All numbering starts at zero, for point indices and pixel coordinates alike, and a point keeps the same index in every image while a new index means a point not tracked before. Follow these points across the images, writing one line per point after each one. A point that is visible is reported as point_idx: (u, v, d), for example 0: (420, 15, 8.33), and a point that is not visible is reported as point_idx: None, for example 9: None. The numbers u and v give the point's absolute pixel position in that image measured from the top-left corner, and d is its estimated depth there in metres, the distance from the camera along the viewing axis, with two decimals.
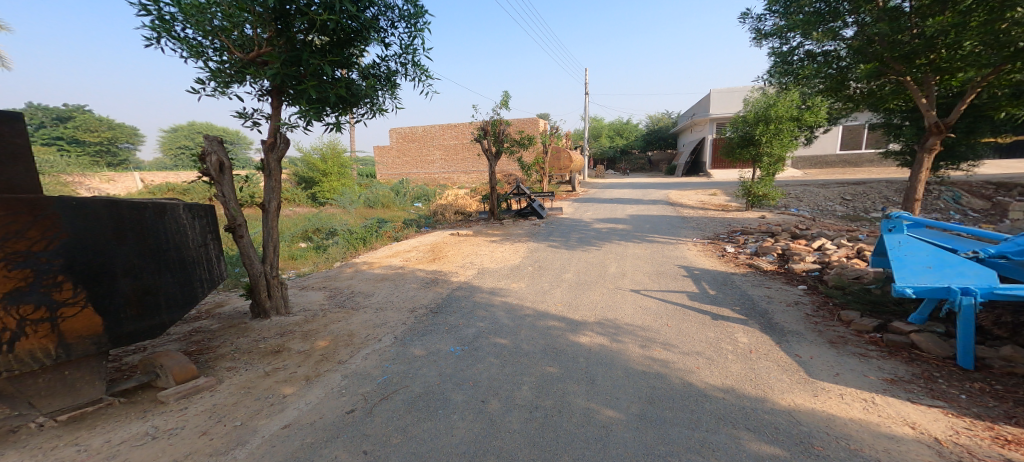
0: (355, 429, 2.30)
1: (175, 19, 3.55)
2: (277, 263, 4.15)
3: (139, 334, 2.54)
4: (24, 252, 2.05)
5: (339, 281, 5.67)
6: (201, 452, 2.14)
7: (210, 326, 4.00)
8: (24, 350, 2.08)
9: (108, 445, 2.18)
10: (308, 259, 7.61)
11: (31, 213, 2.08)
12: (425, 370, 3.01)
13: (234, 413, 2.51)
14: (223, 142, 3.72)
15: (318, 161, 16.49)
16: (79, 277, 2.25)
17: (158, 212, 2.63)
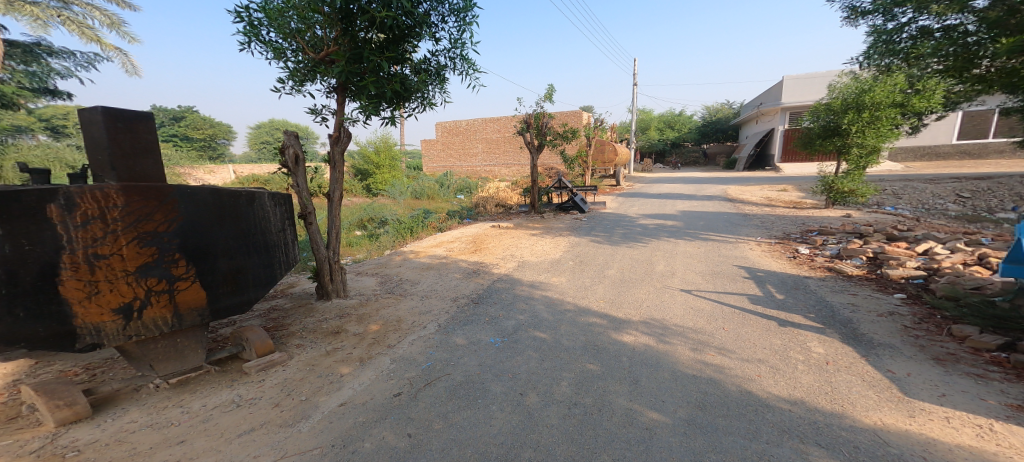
0: (401, 412, 2.43)
1: (262, 23, 3.88)
2: (339, 250, 4.43)
3: (232, 308, 2.84)
4: (152, 233, 2.34)
5: (389, 268, 5.95)
6: (273, 421, 2.36)
7: (282, 306, 4.39)
8: (149, 318, 2.42)
9: (203, 409, 2.49)
10: (362, 246, 8.09)
11: (158, 198, 2.35)
12: (465, 359, 3.10)
13: (301, 388, 2.74)
14: (300, 136, 4.00)
15: (373, 154, 17.44)
16: (191, 256, 2.55)
17: (250, 201, 2.87)
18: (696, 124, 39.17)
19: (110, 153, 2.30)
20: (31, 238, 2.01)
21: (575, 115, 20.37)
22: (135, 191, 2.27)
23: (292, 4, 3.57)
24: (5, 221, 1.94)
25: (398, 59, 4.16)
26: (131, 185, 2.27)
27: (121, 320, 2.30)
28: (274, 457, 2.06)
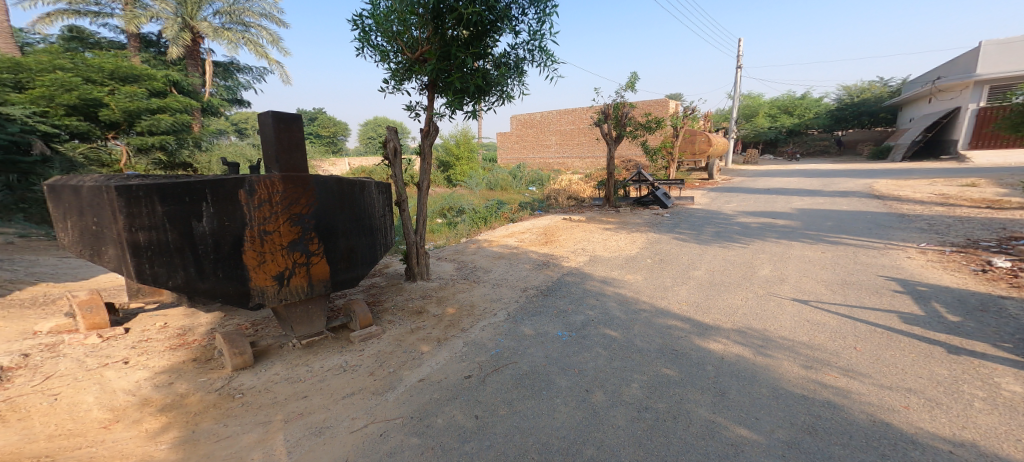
0: (471, 394, 2.56)
1: (370, 29, 4.31)
2: (425, 235, 4.78)
3: (347, 281, 3.23)
4: (298, 214, 2.77)
5: (465, 255, 6.25)
6: (369, 388, 2.66)
7: (380, 284, 4.89)
8: (294, 285, 2.86)
9: (321, 370, 2.90)
10: (441, 233, 8.63)
11: (303, 185, 2.77)
12: (532, 349, 3.14)
13: (390, 360, 3.04)
14: (398, 130, 4.37)
15: (454, 146, 18.42)
16: (323, 236, 2.96)
17: (361, 189, 3.24)
18: (823, 108, 33.54)
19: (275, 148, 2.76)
20: (228, 216, 2.49)
21: (661, 104, 18.95)
22: (292, 179, 2.71)
23: (393, 8, 3.90)
24: (214, 201, 2.42)
25: (481, 54, 4.28)
26: (289, 174, 2.71)
27: (276, 285, 2.77)
28: (367, 420, 2.32)
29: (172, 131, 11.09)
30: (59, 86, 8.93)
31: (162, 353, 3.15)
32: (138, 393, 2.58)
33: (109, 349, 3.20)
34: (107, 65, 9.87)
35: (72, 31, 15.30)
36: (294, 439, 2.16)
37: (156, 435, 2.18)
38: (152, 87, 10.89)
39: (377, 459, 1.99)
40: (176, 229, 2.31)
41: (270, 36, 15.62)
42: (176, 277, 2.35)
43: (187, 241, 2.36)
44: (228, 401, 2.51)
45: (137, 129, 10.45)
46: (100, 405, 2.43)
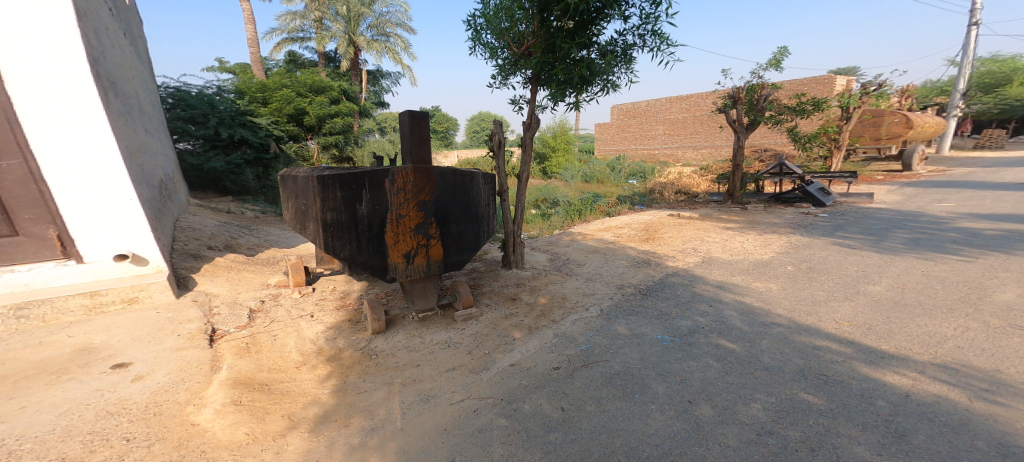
0: (560, 385, 2.59)
1: (482, 27, 4.55)
2: (522, 225, 4.91)
3: (458, 263, 3.49)
4: (423, 202, 3.09)
5: (558, 247, 6.26)
6: (467, 366, 2.86)
7: (480, 268, 5.20)
8: (417, 264, 3.22)
9: (431, 344, 3.21)
10: (535, 223, 8.78)
11: (428, 176, 3.08)
12: (626, 350, 3.01)
13: (486, 342, 3.22)
14: (503, 123, 4.54)
15: (550, 138, 18.47)
16: (441, 221, 3.25)
17: (473, 180, 3.45)
18: None
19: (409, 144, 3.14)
20: (377, 201, 2.93)
21: (824, 82, 15.97)
22: (420, 170, 3.02)
23: (502, 5, 4.04)
24: (369, 189, 2.89)
25: (587, 43, 4.18)
26: (419, 166, 3.02)
27: (404, 263, 3.14)
28: (465, 396, 2.51)
29: (342, 132, 13.98)
30: (286, 102, 12.54)
31: (332, 310, 3.85)
32: (318, 343, 3.21)
33: (300, 302, 4.03)
34: (308, 80, 13.17)
35: (289, 56, 19.27)
36: (407, 403, 2.44)
37: (324, 380, 2.69)
38: (333, 96, 13.96)
39: (470, 434, 2.14)
40: (347, 211, 2.86)
41: (403, 43, 17.52)
42: (345, 250, 2.89)
43: (353, 221, 2.89)
44: (367, 360, 2.96)
45: (324, 131, 13.48)
46: (295, 348, 3.10)
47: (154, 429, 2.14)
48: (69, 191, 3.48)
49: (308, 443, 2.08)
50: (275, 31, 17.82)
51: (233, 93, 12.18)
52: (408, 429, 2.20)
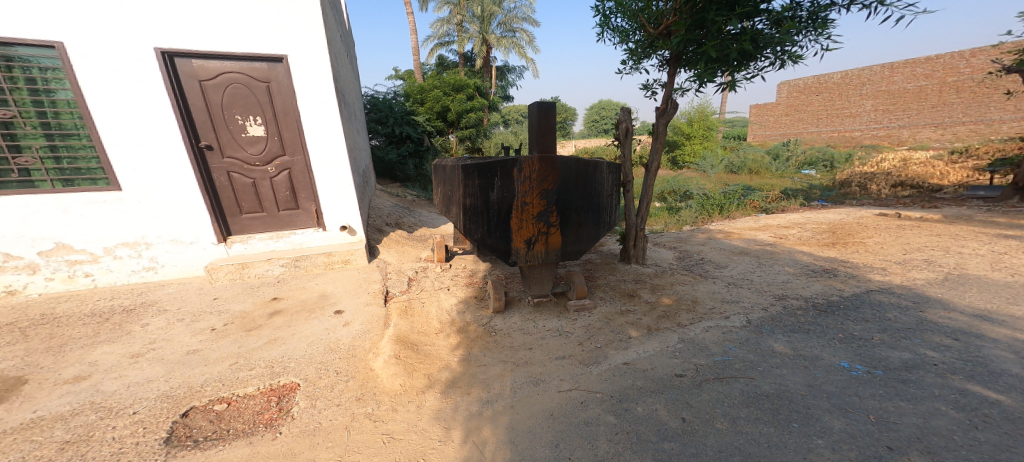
0: (680, 394, 2.39)
1: (612, 11, 4.34)
2: (646, 218, 4.62)
3: (575, 252, 3.48)
4: (545, 190, 3.16)
5: (688, 244, 5.72)
6: (576, 357, 2.86)
7: (594, 260, 5.09)
8: (536, 250, 3.32)
9: (543, 329, 3.31)
10: (659, 218, 8.22)
11: (551, 165, 3.13)
12: (785, 371, 2.59)
13: (598, 336, 3.16)
14: (631, 111, 4.31)
15: (684, 125, 16.66)
16: (561, 210, 3.27)
17: (597, 169, 3.37)
18: None
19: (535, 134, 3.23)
20: (506, 189, 3.11)
21: None
22: (545, 160, 3.08)
23: None
24: (499, 177, 3.10)
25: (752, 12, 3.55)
26: (544, 155, 3.09)
27: (525, 249, 3.27)
28: (573, 385, 2.52)
29: (476, 126, 15.12)
30: (436, 101, 14.24)
31: (464, 286, 4.26)
32: (451, 314, 3.60)
33: (440, 276, 4.56)
34: (452, 80, 14.54)
35: (438, 59, 21.59)
36: (518, 383, 2.57)
37: (454, 348, 3.02)
38: (471, 93, 15.07)
39: (576, 425, 2.17)
40: (482, 197, 3.16)
41: (529, 38, 18.02)
42: (477, 232, 3.21)
43: (485, 206, 3.17)
44: (488, 336, 3.21)
45: (461, 126, 14.76)
46: (435, 316, 3.54)
47: (347, 367, 2.72)
48: (323, 178, 4.61)
49: (439, 402, 2.38)
50: (431, 38, 20.05)
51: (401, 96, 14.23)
52: (517, 407, 2.33)
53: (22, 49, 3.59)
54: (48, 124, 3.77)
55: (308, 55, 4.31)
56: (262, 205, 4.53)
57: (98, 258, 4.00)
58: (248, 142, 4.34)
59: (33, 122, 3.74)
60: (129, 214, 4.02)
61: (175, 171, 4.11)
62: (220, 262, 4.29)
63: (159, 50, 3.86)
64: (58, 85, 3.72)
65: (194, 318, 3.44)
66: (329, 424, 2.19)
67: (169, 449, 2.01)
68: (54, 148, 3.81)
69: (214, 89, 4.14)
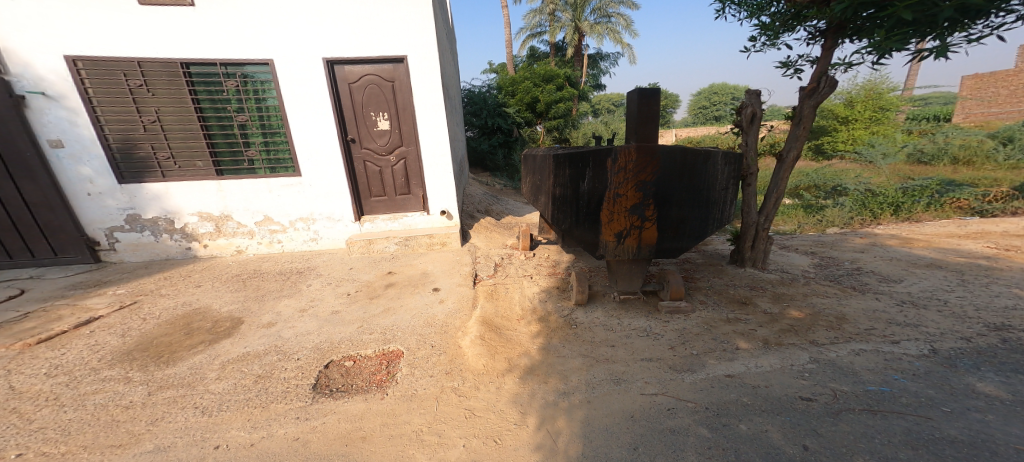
0: (802, 419, 2.08)
1: None
2: (773, 217, 4.02)
3: (671, 249, 3.21)
4: (642, 182, 2.96)
5: (833, 250, 4.78)
6: (665, 361, 2.67)
7: (696, 260, 4.61)
8: (627, 245, 3.15)
9: (628, 328, 3.15)
10: (793, 219, 7.04)
11: (651, 155, 2.91)
12: (991, 421, 2.01)
13: (695, 342, 2.88)
14: (761, 94, 3.76)
15: (842, 107, 13.33)
16: (658, 204, 3.04)
17: (707, 159, 3.02)
18: None
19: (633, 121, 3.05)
20: (599, 179, 2.99)
21: None
22: (643, 149, 2.89)
23: None
24: (592, 167, 3.00)
25: None
26: (642, 144, 2.88)
27: (615, 243, 3.13)
28: (658, 389, 2.38)
29: (563, 117, 14.97)
30: (524, 93, 14.41)
31: (546, 275, 4.27)
32: (534, 302, 3.66)
33: (523, 264, 4.65)
34: (541, 71, 14.54)
35: (528, 52, 21.62)
36: (598, 379, 2.51)
37: (534, 336, 3.08)
38: (560, 83, 14.86)
39: (659, 431, 2.06)
40: (572, 187, 3.11)
41: (625, 22, 17.00)
42: (565, 222, 3.19)
43: (574, 196, 3.11)
44: (568, 328, 3.18)
45: (548, 117, 14.73)
46: (517, 303, 3.64)
47: (440, 342, 2.98)
48: (429, 167, 5.11)
49: (517, 387, 2.47)
50: (522, 30, 20.09)
51: (493, 89, 14.92)
52: (594, 403, 2.30)
53: (249, 66, 4.57)
54: (263, 125, 4.78)
55: (424, 55, 4.75)
56: (384, 190, 5.18)
57: (286, 228, 5.03)
58: (376, 135, 4.98)
59: (255, 125, 4.76)
60: (306, 195, 4.97)
61: (332, 160, 4.92)
62: (357, 237, 5.00)
63: (324, 59, 4.62)
64: (267, 93, 4.68)
65: (338, 283, 4.13)
66: (423, 392, 2.44)
67: (312, 393, 2.45)
68: (266, 144, 4.83)
69: (358, 91, 4.82)
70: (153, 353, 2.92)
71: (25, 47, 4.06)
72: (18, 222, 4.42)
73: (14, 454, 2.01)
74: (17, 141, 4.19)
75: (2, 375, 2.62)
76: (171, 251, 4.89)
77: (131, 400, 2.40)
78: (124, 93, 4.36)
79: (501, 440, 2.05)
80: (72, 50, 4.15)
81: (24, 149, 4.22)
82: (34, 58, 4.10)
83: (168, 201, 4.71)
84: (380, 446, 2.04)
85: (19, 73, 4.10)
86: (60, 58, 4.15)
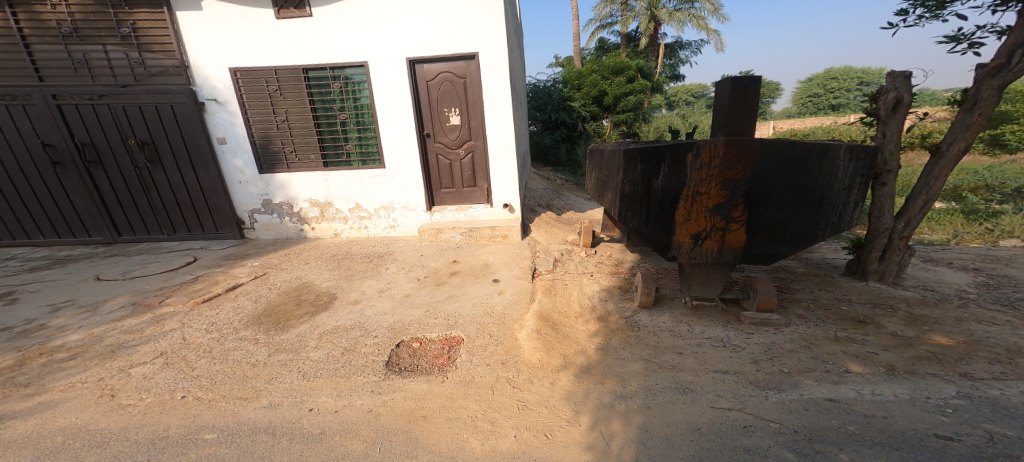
0: (933, 459, 1.74)
1: None
2: (916, 223, 3.35)
3: (762, 255, 2.86)
4: (730, 178, 2.65)
5: (1009, 268, 3.81)
6: (746, 375, 2.41)
7: (794, 269, 4.06)
8: (706, 247, 2.88)
9: (700, 336, 2.90)
10: (948, 229, 5.75)
11: (744, 149, 2.59)
12: None
13: (787, 359, 2.55)
14: (911, 76, 3.13)
15: None
16: (749, 204, 2.71)
17: (821, 153, 2.61)
18: None
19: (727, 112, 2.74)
20: (675, 176, 2.77)
21: None
22: (734, 143, 2.58)
23: None
24: (669, 163, 2.77)
25: None
26: (733, 137, 2.59)
27: (691, 244, 2.88)
28: (732, 404, 2.17)
29: (633, 109, 14.14)
30: (592, 86, 14.02)
31: (607, 274, 4.11)
32: (596, 301, 3.55)
33: (584, 261, 4.53)
34: (611, 63, 13.89)
35: (597, 43, 20.64)
36: (661, 386, 2.38)
37: (592, 335, 3.01)
38: (631, 75, 14.03)
39: (730, 448, 1.88)
40: (644, 184, 2.93)
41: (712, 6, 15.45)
42: (634, 220, 3.04)
43: (646, 193, 2.92)
44: (630, 330, 3.04)
45: (617, 110, 14.02)
46: (576, 300, 3.57)
47: (497, 333, 3.06)
48: (495, 160, 5.25)
49: (571, 385, 2.44)
50: (591, 21, 19.24)
51: (558, 83, 14.65)
52: (655, 410, 2.18)
53: (348, 69, 5.09)
54: (359, 122, 5.31)
55: (496, 50, 4.87)
56: (453, 182, 5.46)
57: (372, 215, 5.56)
58: (449, 130, 5.25)
59: (352, 122, 5.29)
60: (388, 185, 5.42)
61: (409, 154, 5.30)
62: (428, 226, 5.33)
63: (407, 59, 4.97)
64: (361, 93, 5.18)
65: (410, 268, 4.46)
66: (480, 379, 2.53)
67: (385, 369, 2.68)
68: (360, 139, 5.37)
69: (434, 87, 5.10)
70: (274, 320, 3.46)
71: (205, 62, 5.04)
72: (195, 204, 5.57)
73: (181, 396, 2.48)
74: (199, 139, 5.27)
75: (180, 327, 3.34)
76: (291, 232, 5.72)
77: (255, 359, 2.87)
78: (264, 97, 5.18)
79: (551, 436, 2.03)
80: (235, 63, 5.04)
81: (203, 146, 5.29)
82: (210, 71, 5.07)
83: (290, 189, 5.52)
84: (438, 426, 2.15)
85: (201, 84, 5.11)
86: (226, 70, 5.06)
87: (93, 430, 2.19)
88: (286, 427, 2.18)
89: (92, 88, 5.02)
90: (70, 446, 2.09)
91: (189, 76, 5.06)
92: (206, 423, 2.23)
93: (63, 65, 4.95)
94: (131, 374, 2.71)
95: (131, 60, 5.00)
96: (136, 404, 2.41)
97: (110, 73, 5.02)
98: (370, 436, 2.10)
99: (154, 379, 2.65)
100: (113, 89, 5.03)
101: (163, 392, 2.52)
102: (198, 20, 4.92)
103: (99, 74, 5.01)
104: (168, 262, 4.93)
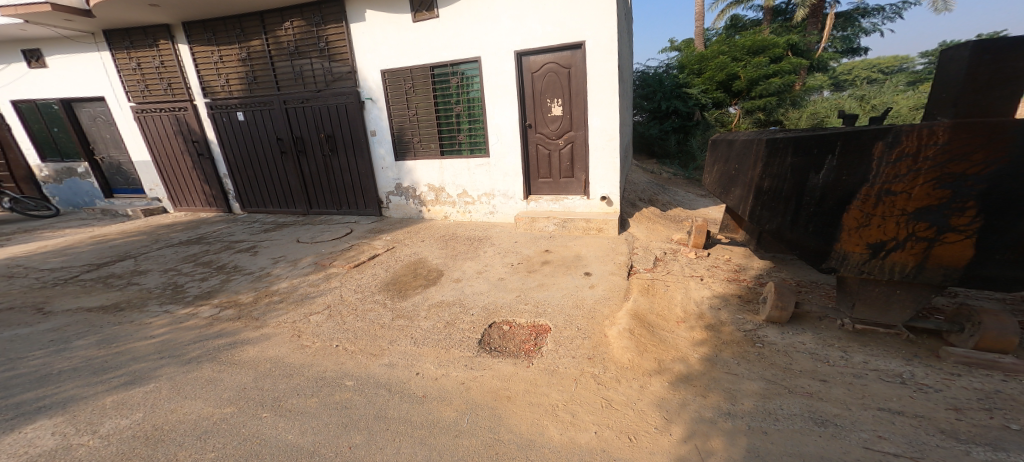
0: None
1: None
2: None
3: (995, 279, 2.13)
4: (956, 174, 2.03)
5: None
6: (936, 422, 1.93)
7: None
8: (892, 261, 2.31)
9: (863, 366, 2.41)
10: None
11: (989, 136, 1.95)
12: None
13: (1019, 414, 1.95)
14: None
15: None
16: (989, 208, 2.02)
17: None
18: None
19: (961, 88, 2.13)
20: (849, 170, 2.33)
21: None
22: (966, 127, 1.98)
23: None
24: (841, 154, 2.35)
25: None
26: (965, 121, 1.98)
27: (867, 255, 2.37)
28: (902, 451, 1.77)
29: (777, 93, 11.81)
30: (720, 69, 12.36)
31: (722, 280, 3.68)
32: (704, 307, 3.23)
33: (692, 263, 4.13)
34: (747, 42, 12.11)
35: (730, 21, 18.22)
36: (790, 412, 2.06)
37: (697, 344, 2.75)
38: (778, 53, 11.94)
39: None
40: (793, 179, 2.60)
41: None
42: (773, 222, 2.74)
43: (797, 191, 2.58)
44: (749, 345, 2.69)
45: (752, 95, 12.00)
46: (679, 303, 3.30)
47: (585, 327, 3.01)
48: (596, 150, 5.08)
49: (665, 391, 2.29)
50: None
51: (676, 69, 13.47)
52: (772, 437, 1.90)
53: (463, 65, 5.46)
54: (470, 115, 5.65)
55: (607, 35, 4.67)
56: (551, 172, 5.47)
57: (476, 201, 5.93)
58: (551, 121, 5.26)
59: (464, 114, 5.66)
60: (491, 173, 5.69)
61: (511, 144, 5.46)
62: (524, 214, 5.46)
63: (515, 52, 5.10)
64: (473, 87, 5.50)
65: (505, 254, 4.65)
66: (565, 370, 2.53)
67: (478, 347, 2.87)
68: (471, 130, 5.72)
69: (540, 78, 5.15)
70: (398, 289, 3.96)
71: (365, 66, 5.90)
72: (354, 185, 6.63)
73: (336, 344, 3.03)
74: (359, 132, 6.23)
75: (340, 286, 4.07)
76: (414, 213, 6.44)
77: (382, 321, 3.34)
78: (403, 93, 5.87)
79: (635, 439, 1.94)
80: (385, 65, 5.79)
81: (360, 136, 6.25)
82: (369, 74, 5.92)
83: (415, 176, 6.19)
84: (520, 409, 2.22)
85: (363, 85, 6.01)
86: (378, 72, 5.86)
87: (285, 362, 2.81)
88: (398, 385, 2.51)
89: (302, 94, 6.33)
90: (273, 369, 2.73)
91: (356, 79, 6.00)
92: (348, 371, 2.69)
93: (290, 77, 6.33)
94: (310, 320, 3.41)
95: (321, 68, 6.14)
96: (311, 346, 3.02)
97: (313, 81, 6.26)
98: (460, 406, 2.27)
99: (322, 327, 3.29)
100: (313, 94, 6.27)
101: (326, 339, 3.10)
102: (363, 30, 5.75)
103: (307, 82, 6.30)
104: (334, 231, 6.01)
